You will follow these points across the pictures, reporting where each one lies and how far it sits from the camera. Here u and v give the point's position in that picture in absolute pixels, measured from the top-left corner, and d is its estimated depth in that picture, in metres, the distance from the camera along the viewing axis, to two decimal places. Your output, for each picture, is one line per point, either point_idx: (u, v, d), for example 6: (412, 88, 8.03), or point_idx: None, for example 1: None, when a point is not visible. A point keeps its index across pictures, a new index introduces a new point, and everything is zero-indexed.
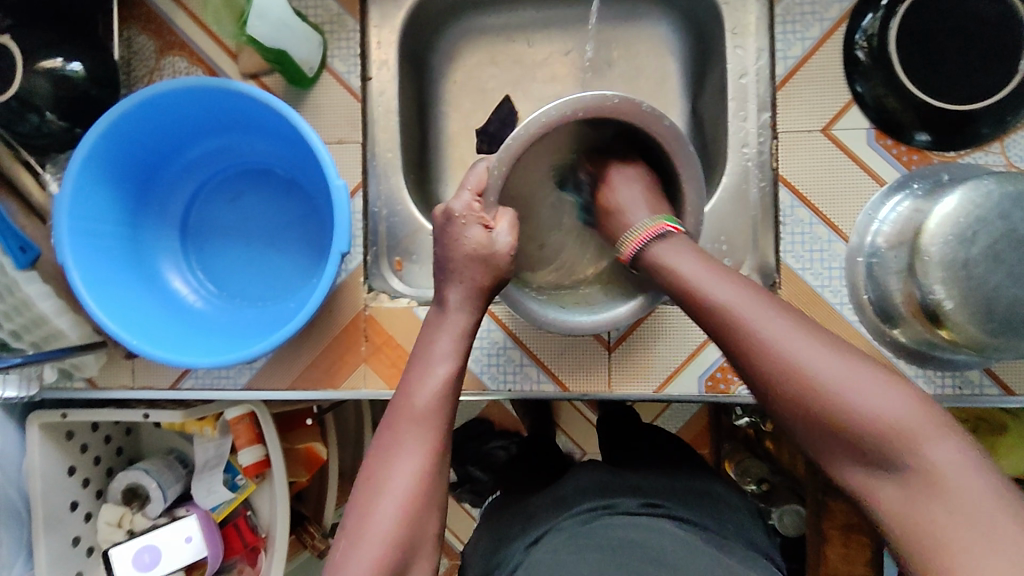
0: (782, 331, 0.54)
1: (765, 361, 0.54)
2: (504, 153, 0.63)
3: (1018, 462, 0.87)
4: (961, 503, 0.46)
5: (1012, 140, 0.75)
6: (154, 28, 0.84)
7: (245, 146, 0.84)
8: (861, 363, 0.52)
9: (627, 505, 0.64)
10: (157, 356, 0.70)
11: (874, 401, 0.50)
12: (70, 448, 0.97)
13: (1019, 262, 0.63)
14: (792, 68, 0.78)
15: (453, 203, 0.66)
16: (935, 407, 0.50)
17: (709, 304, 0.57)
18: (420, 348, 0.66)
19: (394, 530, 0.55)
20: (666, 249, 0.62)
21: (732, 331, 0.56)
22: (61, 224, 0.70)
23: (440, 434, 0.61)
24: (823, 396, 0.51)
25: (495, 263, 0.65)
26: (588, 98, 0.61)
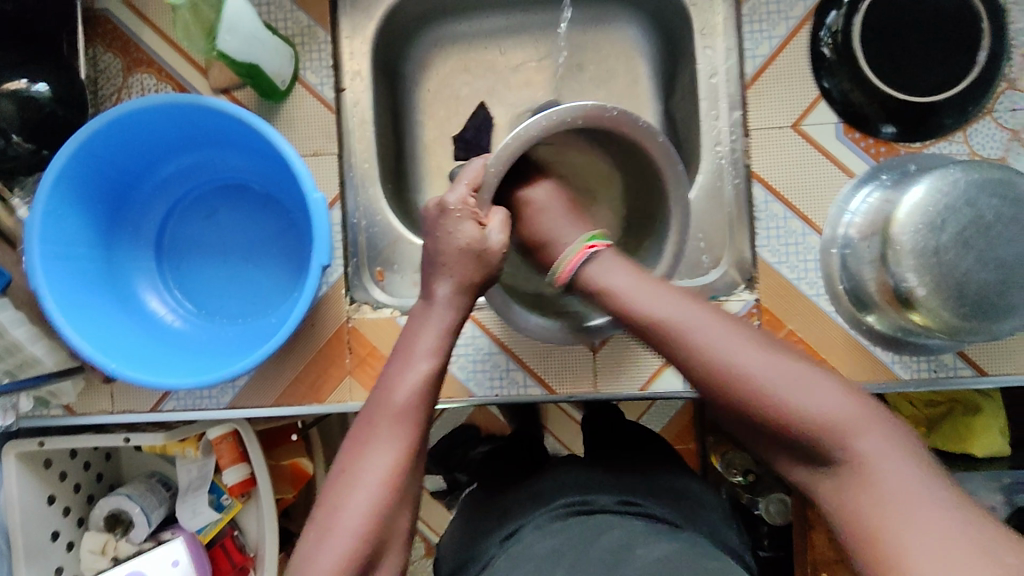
0: (717, 338, 0.57)
1: (704, 367, 0.56)
2: (506, 149, 0.63)
3: (994, 442, 0.89)
4: (886, 486, 0.48)
5: (974, 130, 0.77)
6: (120, 46, 0.83)
7: (221, 162, 0.83)
8: (795, 364, 0.55)
9: (603, 502, 0.65)
10: (133, 377, 0.69)
11: (809, 401, 0.53)
12: (49, 477, 0.95)
13: (988, 248, 0.65)
14: (761, 66, 0.79)
15: (448, 196, 0.65)
16: (862, 400, 0.53)
17: (647, 318, 0.59)
18: (402, 344, 0.65)
19: (362, 523, 0.54)
20: (596, 268, 0.63)
21: (672, 340, 0.58)
22: (32, 249, 0.68)
23: (415, 436, 0.60)
24: (763, 400, 0.54)
25: (487, 260, 0.65)
26: (587, 108, 0.62)
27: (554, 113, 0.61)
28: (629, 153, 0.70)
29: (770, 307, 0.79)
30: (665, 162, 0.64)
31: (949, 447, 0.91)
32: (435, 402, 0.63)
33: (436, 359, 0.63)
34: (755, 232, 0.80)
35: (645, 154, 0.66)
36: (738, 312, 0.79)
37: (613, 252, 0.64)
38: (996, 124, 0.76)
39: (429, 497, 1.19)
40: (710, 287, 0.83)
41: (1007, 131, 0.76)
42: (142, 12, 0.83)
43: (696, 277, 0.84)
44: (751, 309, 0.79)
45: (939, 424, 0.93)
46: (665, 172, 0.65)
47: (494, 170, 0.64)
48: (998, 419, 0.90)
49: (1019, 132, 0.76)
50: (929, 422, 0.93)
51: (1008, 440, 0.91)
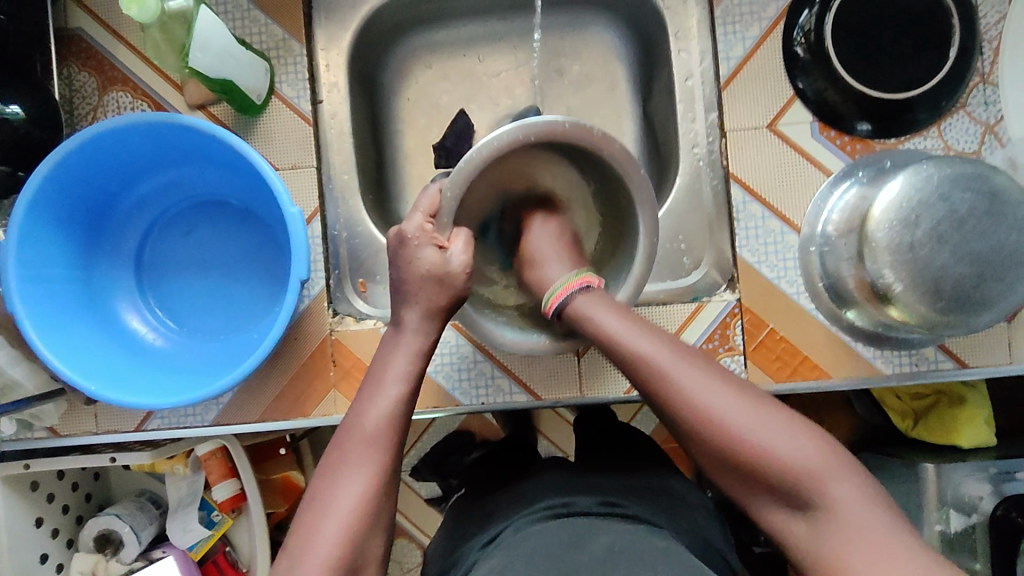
0: (697, 381, 0.56)
1: (685, 409, 0.56)
2: (459, 174, 0.63)
3: (979, 430, 0.90)
4: (860, 534, 0.49)
5: (948, 124, 0.77)
6: (94, 64, 0.82)
7: (198, 178, 0.82)
8: (771, 409, 0.55)
9: (583, 504, 0.65)
10: (114, 399, 0.69)
11: (785, 445, 0.53)
12: (36, 499, 0.94)
13: (962, 241, 0.66)
14: (736, 67, 0.80)
15: (405, 225, 0.67)
16: (835, 446, 0.54)
17: (631, 358, 0.58)
18: (374, 368, 0.66)
19: (335, 552, 0.54)
20: (586, 300, 0.62)
21: (653, 381, 0.57)
22: (9, 273, 0.68)
23: (388, 458, 0.60)
24: (742, 444, 0.53)
25: (451, 283, 0.65)
26: (538, 124, 0.62)
27: (503, 133, 0.62)
28: (591, 163, 0.69)
29: (752, 307, 0.79)
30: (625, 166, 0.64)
31: (933, 438, 0.92)
32: (407, 426, 0.63)
33: (405, 385, 0.64)
34: (734, 232, 0.80)
35: (604, 162, 0.66)
36: (720, 312, 0.79)
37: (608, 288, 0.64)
38: (970, 118, 0.77)
39: (424, 505, 1.19)
40: (692, 288, 0.83)
41: (980, 124, 0.77)
42: (114, 29, 0.82)
43: (678, 279, 0.84)
44: (733, 309, 0.79)
45: (925, 416, 0.93)
46: (627, 176, 0.64)
47: (447, 196, 0.64)
48: (984, 409, 0.91)
49: (993, 125, 0.77)
50: (916, 415, 0.94)
51: (993, 429, 0.91)
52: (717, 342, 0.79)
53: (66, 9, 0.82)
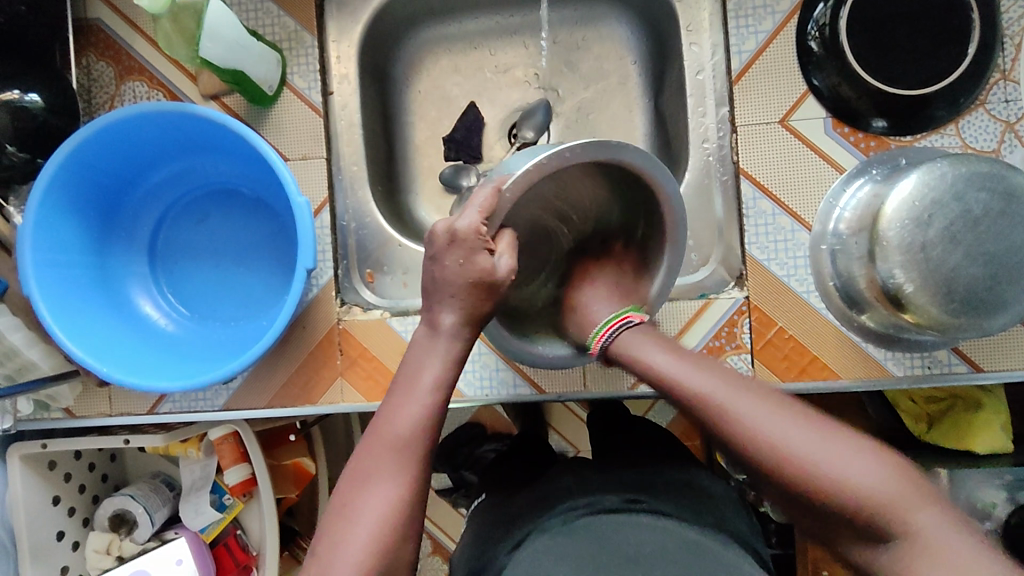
0: (760, 415, 0.55)
1: (744, 442, 0.55)
2: (530, 173, 0.61)
3: (995, 437, 0.87)
4: (947, 558, 0.47)
5: (967, 122, 0.75)
6: (112, 54, 0.84)
7: (211, 166, 0.83)
8: (841, 437, 0.54)
9: (611, 502, 0.65)
10: (127, 381, 0.71)
11: (859, 473, 0.51)
12: (53, 478, 0.97)
13: (975, 242, 0.65)
14: (747, 62, 0.78)
15: (458, 222, 0.63)
16: (907, 472, 0.52)
17: (685, 392, 0.58)
18: (406, 371, 0.66)
19: (366, 560, 0.55)
20: (633, 339, 0.65)
21: (713, 417, 0.56)
22: (26, 258, 0.70)
23: (419, 465, 0.61)
24: (804, 475, 0.52)
25: (496, 291, 0.65)
26: (605, 146, 0.61)
27: (576, 145, 0.60)
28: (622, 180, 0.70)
29: (760, 304, 0.78)
30: (668, 201, 0.64)
31: (951, 444, 0.89)
32: (438, 431, 0.63)
33: (435, 393, 0.64)
34: (742, 228, 0.79)
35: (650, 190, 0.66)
36: (727, 310, 0.79)
37: (649, 325, 0.67)
38: (989, 116, 0.75)
39: (435, 496, 1.20)
40: (700, 285, 0.82)
41: (1000, 122, 0.75)
42: (131, 20, 0.84)
43: (685, 276, 0.83)
44: (740, 306, 0.78)
45: (939, 420, 0.91)
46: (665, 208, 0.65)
47: (509, 198, 0.62)
48: (1000, 415, 0.88)
49: (1014, 123, 0.75)
50: (930, 419, 0.91)
51: (1010, 436, 0.89)
52: (725, 340, 0.78)
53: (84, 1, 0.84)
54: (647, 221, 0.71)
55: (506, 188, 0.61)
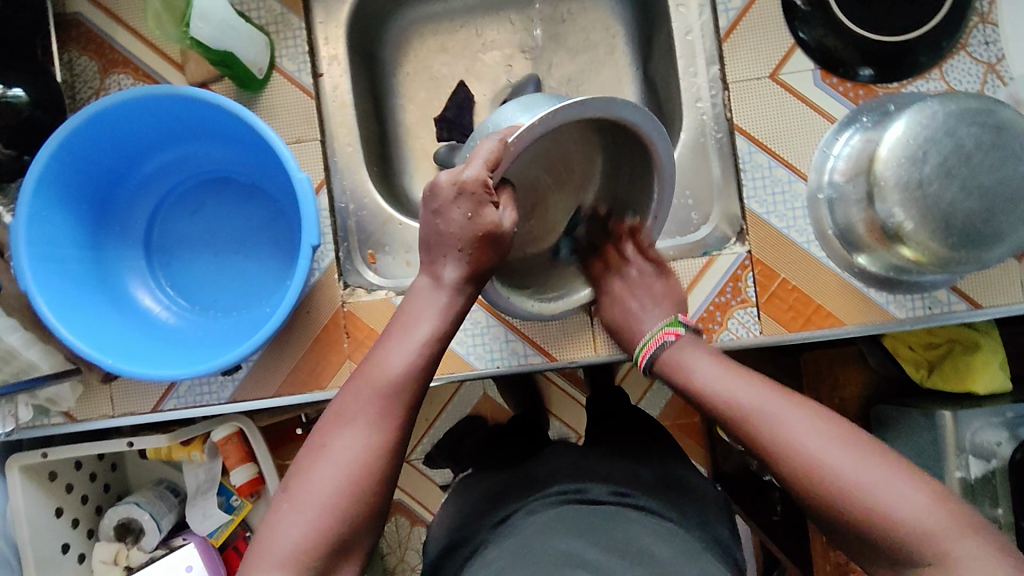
0: (800, 429, 0.57)
1: (781, 454, 0.57)
2: (535, 129, 0.59)
3: (994, 375, 0.89)
4: None
5: (950, 66, 0.77)
6: (94, 48, 0.82)
7: (205, 154, 0.82)
8: (882, 459, 0.55)
9: (597, 493, 0.66)
10: (131, 371, 0.70)
11: (896, 500, 0.52)
12: (55, 489, 0.94)
13: (970, 175, 0.66)
14: (734, 19, 0.80)
15: (463, 174, 0.62)
16: (948, 500, 0.52)
17: (728, 400, 0.62)
18: (400, 317, 0.66)
19: (335, 497, 0.57)
20: (683, 351, 0.69)
21: (753, 426, 0.59)
22: (20, 251, 0.69)
23: (401, 416, 0.61)
24: (842, 493, 0.54)
25: (500, 242, 0.65)
26: (603, 104, 0.59)
27: (579, 102, 0.58)
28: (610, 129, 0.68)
29: (762, 258, 0.79)
30: (662, 162, 0.65)
31: (951, 387, 0.91)
32: (427, 381, 0.64)
33: (428, 344, 0.64)
34: (741, 184, 0.80)
35: (643, 146, 0.66)
36: (731, 266, 0.79)
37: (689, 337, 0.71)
38: (971, 58, 0.77)
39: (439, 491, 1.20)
40: (702, 243, 0.83)
41: (982, 64, 0.77)
42: (112, 12, 0.82)
43: (686, 235, 0.84)
44: (743, 261, 0.79)
45: (939, 365, 0.92)
46: (658, 166, 0.66)
47: (514, 151, 0.61)
48: (998, 353, 0.90)
49: (995, 64, 0.77)
50: (929, 365, 0.93)
51: (1008, 375, 0.91)
52: (730, 295, 0.79)
53: None
54: (631, 171, 0.71)
55: (512, 142, 0.60)
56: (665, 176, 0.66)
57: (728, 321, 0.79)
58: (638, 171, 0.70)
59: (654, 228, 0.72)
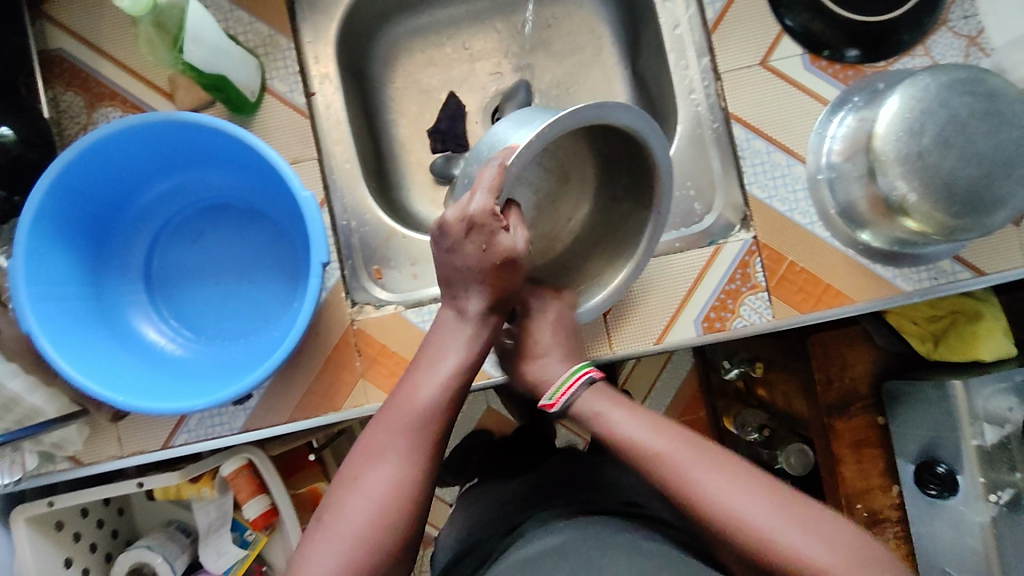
0: (723, 484, 0.55)
1: (705, 512, 0.55)
2: (534, 143, 0.58)
3: (999, 342, 0.90)
4: None
5: (933, 42, 0.79)
6: (80, 82, 0.80)
7: (203, 181, 0.81)
8: (800, 507, 0.55)
9: (607, 504, 0.64)
10: (143, 407, 0.68)
11: (823, 551, 0.52)
12: (62, 539, 0.91)
13: (967, 143, 0.68)
14: (720, 11, 0.81)
15: (468, 207, 0.61)
16: (866, 547, 0.53)
17: (644, 452, 0.58)
18: (427, 347, 0.66)
19: (365, 530, 0.55)
20: (586, 397, 0.64)
21: (673, 480, 0.57)
22: (19, 291, 0.66)
23: (430, 448, 0.60)
24: (769, 547, 0.53)
25: (519, 266, 0.64)
26: (594, 113, 0.58)
27: (574, 111, 0.57)
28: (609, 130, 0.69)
29: (769, 242, 0.79)
30: (659, 162, 0.63)
31: (957, 357, 0.92)
32: (455, 411, 0.63)
33: (457, 374, 0.63)
34: (741, 170, 0.81)
35: (641, 148, 0.64)
36: (739, 252, 0.80)
37: (606, 378, 0.67)
38: (952, 33, 0.79)
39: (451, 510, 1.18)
40: (707, 232, 0.83)
41: (963, 38, 0.79)
42: (95, 44, 0.80)
43: (691, 226, 0.84)
44: (751, 247, 0.79)
45: (944, 337, 0.93)
46: (656, 166, 0.64)
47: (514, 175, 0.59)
48: (1000, 321, 0.91)
49: (975, 37, 0.79)
50: (935, 337, 0.94)
51: (1012, 341, 0.92)
52: (740, 282, 0.79)
53: (44, 32, 0.81)
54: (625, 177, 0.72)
55: (509, 166, 0.58)
56: (663, 175, 0.64)
57: (740, 308, 0.79)
58: (635, 171, 0.69)
59: (654, 231, 0.67)
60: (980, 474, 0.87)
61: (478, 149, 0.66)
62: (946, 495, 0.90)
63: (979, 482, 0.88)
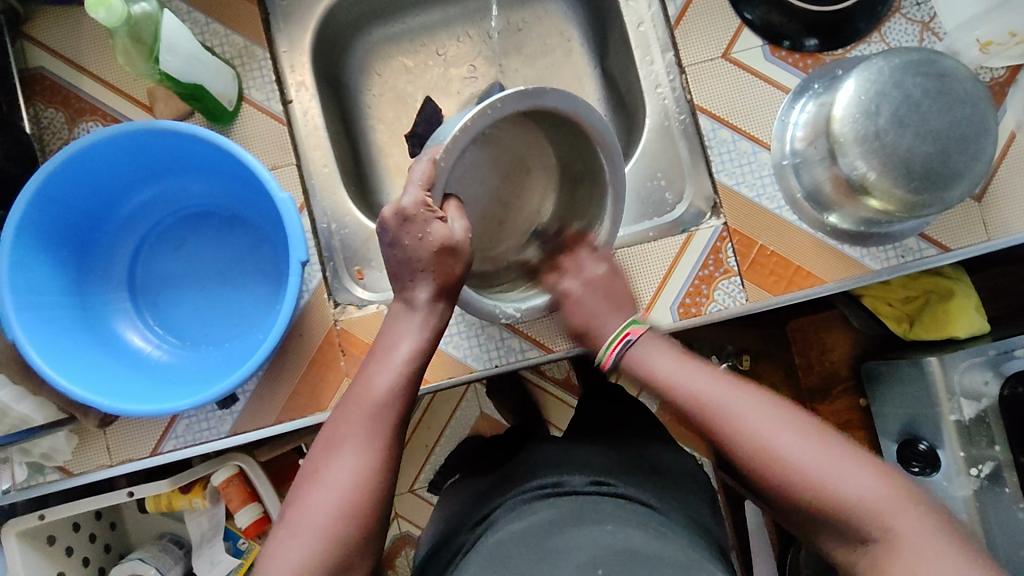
0: (759, 423, 0.60)
1: (744, 450, 0.60)
2: (460, 137, 0.62)
3: (971, 318, 0.91)
4: (923, 558, 0.53)
5: (888, 28, 0.82)
6: (60, 98, 0.82)
7: (185, 189, 0.83)
8: (835, 444, 0.59)
9: (575, 483, 0.65)
10: (128, 410, 0.69)
11: (852, 482, 0.57)
12: (54, 553, 0.91)
13: (922, 122, 0.70)
14: (682, 6, 0.84)
15: (403, 200, 0.63)
16: (893, 477, 0.58)
17: (690, 397, 0.64)
18: (382, 340, 0.67)
19: (328, 522, 0.57)
20: (646, 349, 0.69)
21: (712, 423, 0.62)
22: (5, 301, 0.68)
23: (388, 437, 0.61)
24: (803, 480, 0.58)
25: (461, 255, 0.65)
26: (518, 97, 0.62)
27: (501, 99, 0.61)
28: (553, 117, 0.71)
29: (739, 228, 0.81)
30: (602, 137, 0.67)
31: (933, 335, 0.94)
32: (411, 398, 0.65)
33: (411, 361, 0.65)
34: (709, 159, 0.83)
35: (580, 128, 0.68)
36: (710, 239, 0.81)
37: (650, 334, 0.71)
38: (906, 19, 0.82)
39: None
40: (679, 221, 0.86)
41: (917, 23, 0.82)
42: (74, 61, 0.82)
43: (665, 215, 0.87)
44: (721, 234, 0.81)
45: (920, 316, 0.95)
46: (600, 143, 0.67)
47: (445, 165, 0.62)
48: (972, 297, 0.92)
49: (929, 23, 0.82)
50: (910, 318, 0.96)
51: (986, 317, 0.93)
52: (713, 267, 0.81)
53: (25, 51, 0.82)
54: (580, 162, 0.74)
55: (440, 157, 0.62)
56: (607, 153, 0.67)
57: (714, 293, 0.81)
58: (584, 154, 0.72)
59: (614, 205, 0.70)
60: (960, 449, 0.88)
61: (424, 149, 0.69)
62: (928, 471, 0.91)
63: (959, 457, 0.88)
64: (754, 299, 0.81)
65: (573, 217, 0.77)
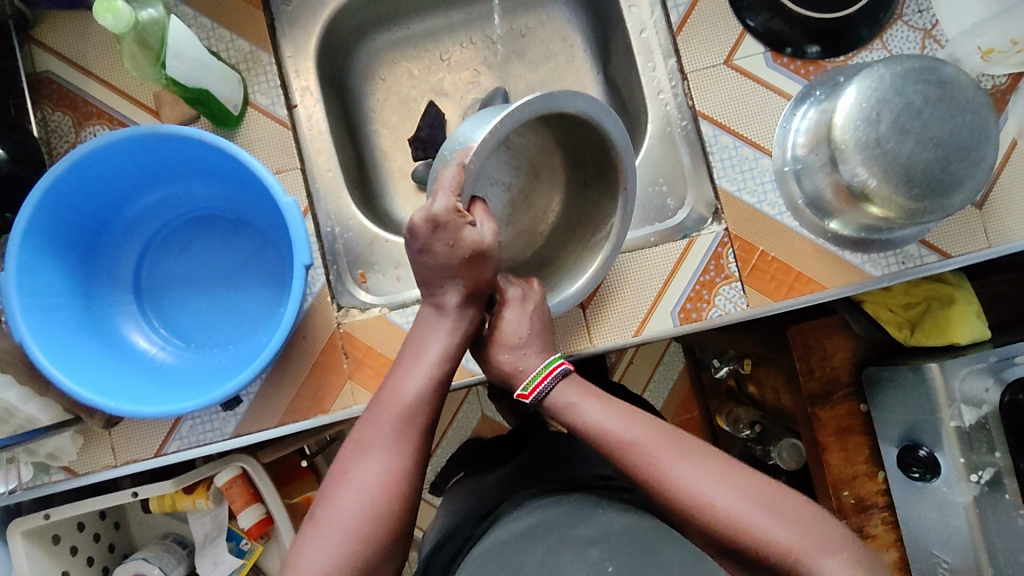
0: (683, 468, 0.58)
1: (676, 498, 0.57)
2: (486, 140, 0.63)
3: (972, 325, 0.92)
4: None
5: (890, 35, 0.82)
6: (68, 102, 0.83)
7: (190, 193, 0.84)
8: (763, 486, 0.58)
9: (579, 477, 0.67)
10: (134, 412, 0.69)
11: (780, 528, 0.55)
12: (59, 552, 0.92)
13: (923, 129, 0.70)
14: (685, 13, 0.84)
15: (433, 207, 0.63)
16: (820, 518, 0.57)
17: (616, 442, 0.61)
18: (410, 343, 0.67)
19: (359, 523, 0.57)
20: (563, 389, 0.65)
21: (641, 469, 0.59)
22: (13, 302, 0.69)
23: (417, 441, 0.62)
24: (736, 528, 0.55)
25: (489, 259, 0.66)
26: (541, 101, 0.62)
27: (525, 103, 0.62)
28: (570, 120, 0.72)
29: (740, 233, 0.82)
30: (619, 142, 0.67)
31: (933, 341, 0.94)
32: (439, 402, 0.65)
33: (440, 365, 0.66)
34: (710, 165, 0.84)
35: (598, 131, 0.69)
36: (712, 244, 0.82)
37: (574, 372, 0.68)
38: (908, 26, 0.82)
39: None
40: (680, 227, 0.86)
41: (918, 31, 0.82)
42: (82, 65, 0.83)
43: (666, 221, 0.87)
44: (723, 239, 0.82)
45: (921, 323, 0.95)
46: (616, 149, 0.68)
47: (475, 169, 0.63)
48: (972, 304, 0.93)
49: (930, 30, 0.82)
50: (912, 324, 0.96)
51: (985, 324, 0.94)
52: (714, 273, 0.82)
53: (32, 55, 0.83)
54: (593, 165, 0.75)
55: (471, 162, 0.62)
56: (624, 159, 0.68)
57: (715, 298, 0.81)
58: (599, 158, 0.73)
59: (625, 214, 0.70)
60: (960, 455, 0.89)
61: (442, 152, 0.68)
62: (929, 477, 0.92)
63: (960, 463, 0.89)
64: (757, 301, 0.81)
65: (583, 221, 0.78)
